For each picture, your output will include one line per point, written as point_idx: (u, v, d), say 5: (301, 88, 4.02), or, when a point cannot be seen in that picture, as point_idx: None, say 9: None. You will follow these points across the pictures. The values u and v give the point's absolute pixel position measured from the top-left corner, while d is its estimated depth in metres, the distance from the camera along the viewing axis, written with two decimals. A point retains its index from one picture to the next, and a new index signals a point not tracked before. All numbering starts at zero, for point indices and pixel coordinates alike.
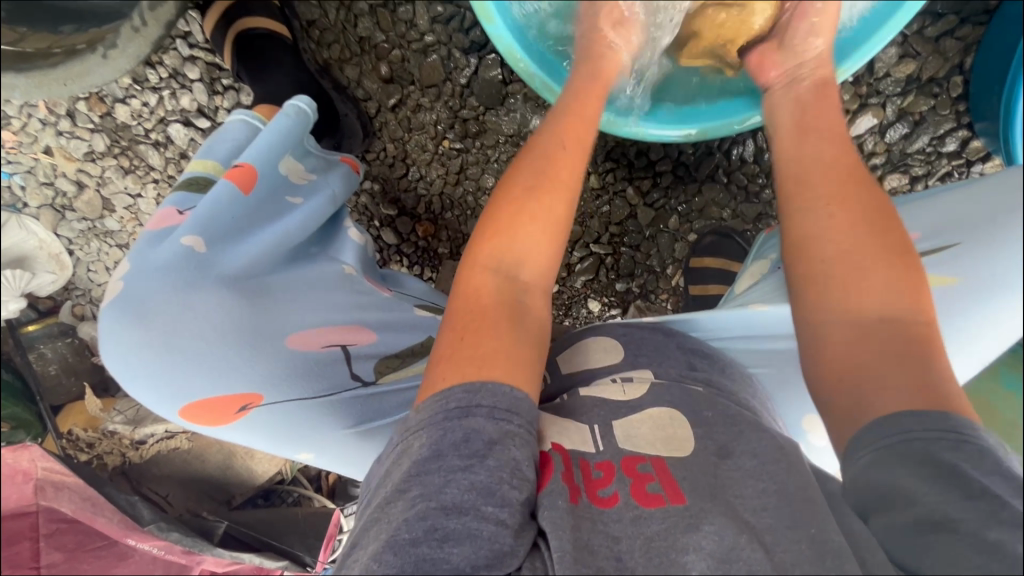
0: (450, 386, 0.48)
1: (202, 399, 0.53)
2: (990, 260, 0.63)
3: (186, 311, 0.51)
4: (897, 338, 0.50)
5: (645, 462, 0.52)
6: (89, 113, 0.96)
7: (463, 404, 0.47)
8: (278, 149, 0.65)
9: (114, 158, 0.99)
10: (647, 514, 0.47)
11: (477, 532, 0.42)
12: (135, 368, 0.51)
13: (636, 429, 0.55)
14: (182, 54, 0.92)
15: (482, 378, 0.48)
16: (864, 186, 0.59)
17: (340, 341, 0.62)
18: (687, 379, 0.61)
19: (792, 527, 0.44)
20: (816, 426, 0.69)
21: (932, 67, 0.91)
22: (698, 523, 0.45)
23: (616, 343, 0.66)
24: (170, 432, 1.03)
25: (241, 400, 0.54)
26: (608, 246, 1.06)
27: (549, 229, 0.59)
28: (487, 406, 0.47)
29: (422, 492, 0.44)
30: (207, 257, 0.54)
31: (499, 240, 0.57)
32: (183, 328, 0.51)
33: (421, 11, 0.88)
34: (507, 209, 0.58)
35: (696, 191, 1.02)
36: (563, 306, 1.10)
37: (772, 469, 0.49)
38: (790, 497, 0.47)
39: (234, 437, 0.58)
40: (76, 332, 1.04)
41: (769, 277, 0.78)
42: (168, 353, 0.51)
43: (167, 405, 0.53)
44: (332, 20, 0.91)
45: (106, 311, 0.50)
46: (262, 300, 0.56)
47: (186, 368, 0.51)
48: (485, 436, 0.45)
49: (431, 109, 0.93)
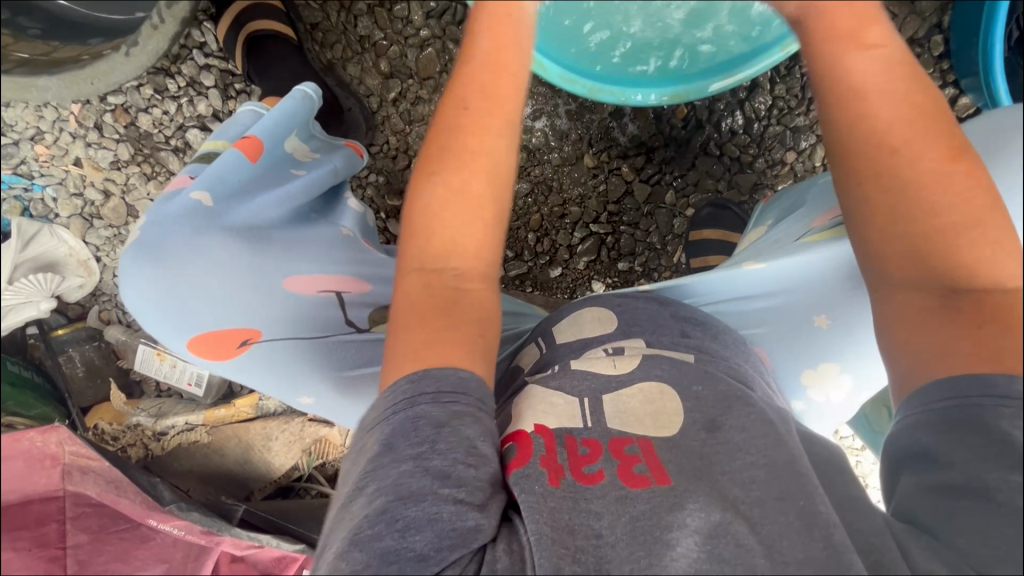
0: (396, 378, 0.49)
1: (204, 332, 0.57)
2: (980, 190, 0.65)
3: (194, 256, 0.55)
4: (973, 306, 0.48)
5: (633, 443, 0.52)
6: (115, 125, 1.03)
7: (406, 395, 0.48)
8: (285, 126, 0.69)
9: (137, 166, 1.05)
10: (635, 494, 0.48)
11: (437, 516, 0.44)
12: (150, 309, 0.56)
13: (628, 403, 0.56)
14: (198, 63, 1.00)
15: (424, 366, 0.49)
16: (929, 140, 0.49)
17: (335, 287, 0.65)
18: (679, 346, 0.62)
19: (780, 498, 0.46)
20: (812, 382, 0.72)
21: (911, 27, 0.93)
22: (683, 502, 0.47)
23: (610, 314, 0.67)
24: (191, 424, 1.06)
25: (242, 334, 0.58)
26: (607, 225, 1.08)
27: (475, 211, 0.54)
28: (431, 392, 0.48)
29: (380, 486, 0.45)
30: (215, 209, 0.58)
31: (417, 240, 0.55)
32: (186, 272, 0.55)
33: (416, 8, 0.94)
34: (421, 212, 0.55)
35: (690, 164, 1.05)
36: (567, 289, 1.12)
37: (762, 444, 0.50)
38: (778, 470, 0.48)
39: (241, 375, 0.62)
40: (102, 337, 1.09)
41: (780, 225, 0.81)
42: (172, 293, 0.55)
43: (176, 338, 0.58)
44: (333, 22, 0.97)
45: (127, 253, 0.55)
46: (261, 247, 0.59)
47: (196, 299, 0.55)
48: (432, 421, 0.47)
49: (430, 101, 0.98)
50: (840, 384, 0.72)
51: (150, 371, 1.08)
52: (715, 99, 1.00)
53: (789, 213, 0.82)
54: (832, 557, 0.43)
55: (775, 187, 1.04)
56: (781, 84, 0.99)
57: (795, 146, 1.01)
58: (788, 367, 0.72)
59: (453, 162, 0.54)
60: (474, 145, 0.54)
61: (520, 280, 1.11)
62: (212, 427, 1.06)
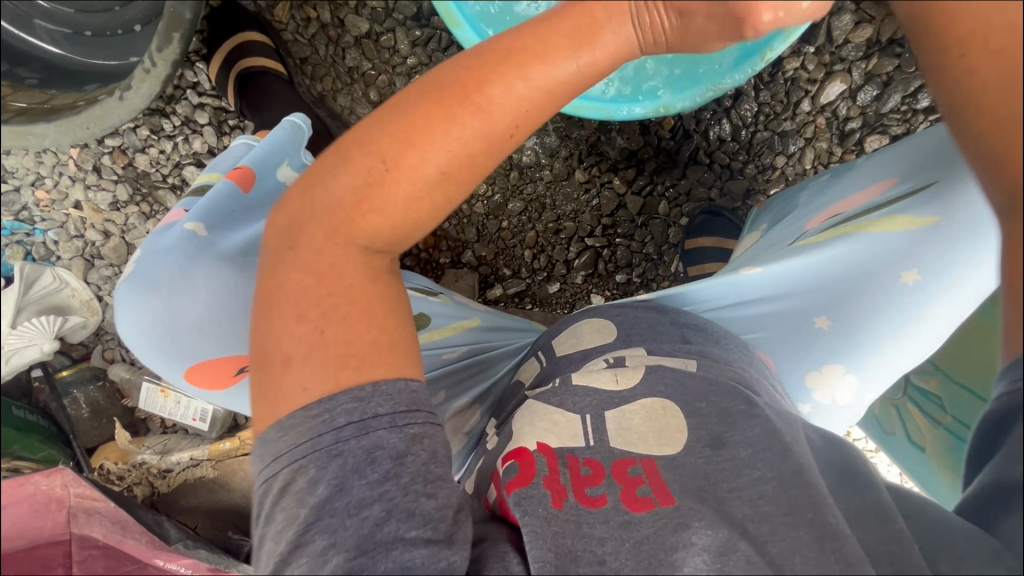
0: (334, 397, 0.44)
1: (213, 358, 0.58)
2: None
3: (190, 281, 0.56)
4: None
5: (635, 463, 0.52)
6: (113, 166, 1.05)
7: (356, 418, 0.44)
8: (277, 158, 0.71)
9: (136, 205, 1.07)
10: (638, 518, 0.48)
11: (410, 564, 0.42)
12: (144, 341, 0.57)
13: (630, 420, 0.55)
14: (192, 102, 1.02)
15: (368, 381, 0.45)
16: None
17: None
18: (680, 352, 0.61)
19: (789, 512, 0.46)
20: (818, 383, 0.70)
21: (889, 29, 0.94)
22: (688, 522, 0.47)
23: (609, 324, 0.67)
24: (195, 460, 1.05)
25: (238, 362, 0.59)
26: (602, 238, 1.09)
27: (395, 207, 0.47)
28: (386, 415, 0.45)
29: (335, 542, 0.42)
30: (209, 238, 0.59)
31: (362, 207, 0.46)
32: (180, 304, 0.55)
33: (401, 37, 0.96)
34: (374, 171, 0.46)
35: (681, 174, 1.05)
36: (567, 303, 1.13)
37: (767, 457, 0.50)
38: (786, 483, 0.48)
39: (236, 400, 0.63)
40: (107, 375, 1.10)
41: (773, 232, 0.81)
42: (163, 323, 0.55)
43: (174, 369, 0.59)
44: (322, 56, 0.99)
45: (123, 285, 0.56)
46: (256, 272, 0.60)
47: (188, 329, 0.56)
48: (389, 450, 0.44)
49: None
50: (845, 387, 0.69)
51: (156, 410, 1.09)
52: (702, 109, 1.01)
53: (783, 218, 0.83)
54: (848, 568, 0.43)
55: (767, 192, 1.05)
56: (766, 91, 0.99)
57: (784, 150, 1.01)
58: (792, 373, 0.70)
59: (424, 144, 0.45)
60: (485, 143, 0.47)
61: (519, 297, 1.13)
62: (216, 460, 1.06)
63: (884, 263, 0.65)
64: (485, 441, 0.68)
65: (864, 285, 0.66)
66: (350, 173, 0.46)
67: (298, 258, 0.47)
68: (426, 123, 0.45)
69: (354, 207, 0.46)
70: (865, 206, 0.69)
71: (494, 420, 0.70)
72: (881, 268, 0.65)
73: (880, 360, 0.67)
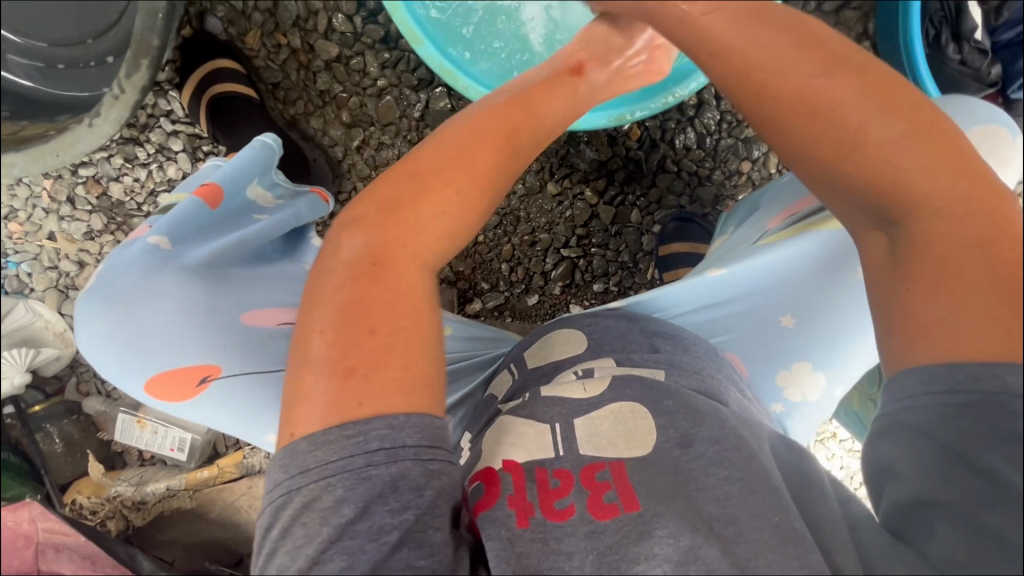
0: (370, 421, 0.44)
1: (167, 369, 0.57)
2: None
3: (153, 293, 0.56)
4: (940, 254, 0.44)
5: (604, 468, 0.52)
6: (87, 196, 1.05)
7: (388, 444, 0.44)
8: (245, 175, 0.72)
9: (111, 234, 1.07)
10: (603, 526, 0.48)
11: None
12: (102, 355, 0.56)
13: (600, 426, 0.55)
14: (166, 130, 1.03)
15: (405, 410, 0.45)
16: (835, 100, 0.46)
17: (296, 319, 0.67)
18: (649, 362, 0.61)
19: (755, 515, 0.46)
20: (788, 382, 0.71)
21: None
22: (650, 530, 0.47)
23: (579, 334, 0.67)
24: (173, 490, 1.05)
25: (202, 371, 0.59)
26: (577, 249, 1.10)
27: (453, 209, 0.54)
28: (412, 446, 0.45)
29: None
30: (173, 251, 0.59)
31: (427, 228, 0.52)
32: (141, 315, 0.55)
33: (371, 60, 0.99)
34: (435, 195, 0.53)
35: (650, 183, 1.08)
36: (546, 315, 1.13)
37: (733, 457, 0.50)
38: (754, 485, 0.48)
39: (201, 412, 0.63)
40: (82, 409, 1.09)
41: (738, 233, 0.83)
42: (124, 336, 0.55)
43: (132, 380, 0.58)
44: (293, 80, 1.01)
45: (82, 299, 0.55)
46: (225, 286, 0.62)
47: (151, 341, 0.56)
48: (411, 483, 0.44)
49: (392, 146, 1.01)
50: (814, 384, 0.70)
51: (132, 441, 1.07)
52: (666, 118, 1.04)
53: (747, 218, 0.84)
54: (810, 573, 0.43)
55: (736, 197, 1.07)
56: (726, 99, 1.03)
57: (748, 155, 1.04)
58: (762, 373, 0.71)
59: (472, 173, 0.55)
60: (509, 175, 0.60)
61: (498, 310, 1.13)
62: (194, 490, 1.06)
63: (839, 261, 0.67)
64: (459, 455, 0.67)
65: (832, 281, 0.67)
66: (415, 201, 0.53)
67: (365, 274, 0.49)
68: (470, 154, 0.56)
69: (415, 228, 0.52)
70: (818, 204, 0.70)
71: (468, 432, 0.70)
72: (838, 262, 0.67)
73: (849, 356, 0.69)
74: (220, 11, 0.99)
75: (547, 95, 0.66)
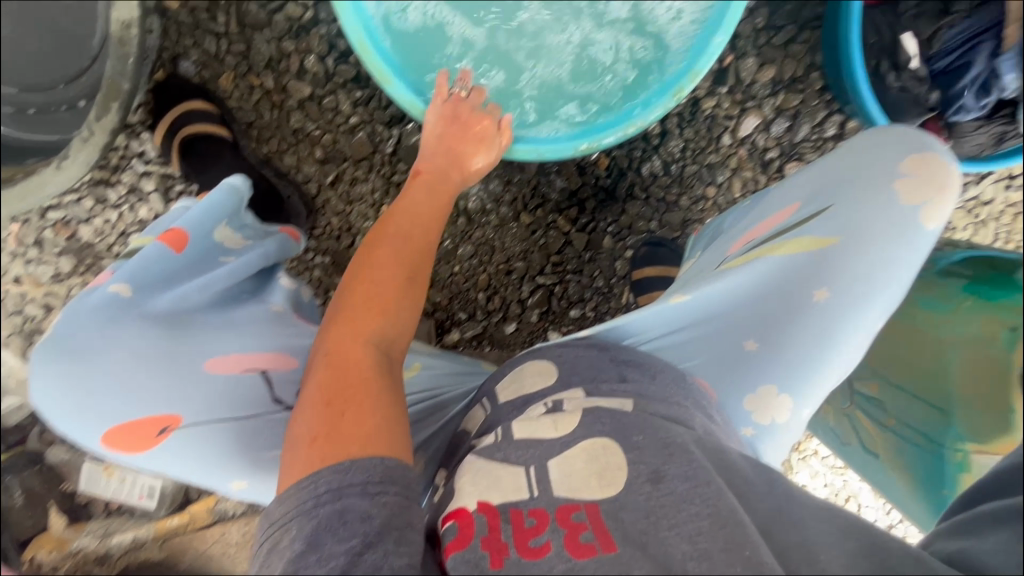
0: (318, 470, 0.49)
1: (126, 421, 0.59)
2: (860, 215, 0.65)
3: (111, 342, 0.58)
4: None
5: (579, 509, 0.52)
6: (55, 239, 1.04)
7: (334, 486, 0.48)
8: (211, 220, 0.73)
9: (79, 277, 1.05)
10: (580, 565, 0.47)
11: None
12: (59, 405, 0.57)
13: (573, 465, 0.55)
14: (138, 171, 1.03)
15: (350, 457, 0.49)
16: None
17: (260, 365, 0.66)
18: (618, 393, 0.62)
19: (726, 549, 0.46)
20: (756, 405, 0.70)
21: (789, 68, 1.04)
22: (627, 570, 0.45)
23: (551, 365, 0.67)
24: (138, 542, 1.03)
25: (160, 422, 0.60)
26: (553, 276, 1.12)
27: (386, 294, 0.64)
28: (359, 484, 0.48)
29: None
30: (134, 300, 0.61)
31: (357, 319, 0.61)
32: (96, 366, 0.57)
33: (343, 99, 1.01)
34: (360, 292, 0.64)
35: (621, 209, 1.10)
36: (524, 343, 1.14)
37: (703, 492, 0.50)
38: (723, 519, 0.48)
39: (161, 462, 0.63)
40: (45, 458, 1.02)
41: (703, 256, 0.85)
42: (79, 387, 0.57)
43: (90, 432, 0.59)
44: (266, 120, 1.03)
45: (41, 351, 0.57)
46: (180, 332, 0.62)
47: (106, 392, 0.57)
48: (358, 512, 0.47)
49: (366, 180, 1.03)
50: (782, 408, 0.69)
51: (96, 492, 1.02)
52: (632, 148, 1.08)
53: (712, 242, 0.87)
54: None
55: (703, 221, 1.10)
56: (688, 128, 1.07)
57: (713, 181, 1.08)
58: (730, 399, 0.71)
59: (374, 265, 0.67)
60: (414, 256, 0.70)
61: (476, 339, 1.13)
62: (163, 540, 1.04)
63: (797, 283, 0.67)
64: (435, 493, 0.66)
65: (789, 310, 0.68)
66: (343, 305, 0.63)
67: (325, 359, 0.59)
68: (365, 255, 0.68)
69: (353, 320, 0.61)
70: (772, 232, 0.72)
71: (443, 470, 0.68)
72: (792, 289, 0.68)
73: (819, 380, 0.67)
74: (194, 55, 1.00)
75: (414, 188, 0.80)
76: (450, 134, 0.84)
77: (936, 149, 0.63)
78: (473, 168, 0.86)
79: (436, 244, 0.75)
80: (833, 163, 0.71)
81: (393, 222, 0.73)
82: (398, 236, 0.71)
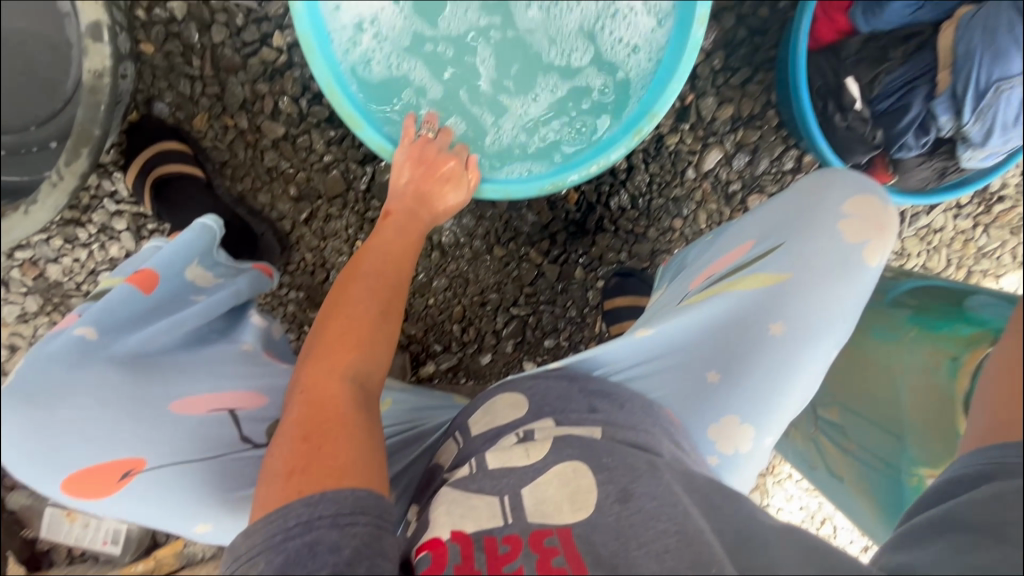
0: (289, 502, 0.48)
1: (86, 467, 0.58)
2: (808, 252, 0.68)
3: (73, 386, 0.58)
4: None
5: (552, 535, 0.52)
6: (22, 278, 1.03)
7: (303, 518, 0.47)
8: (181, 260, 0.73)
9: (47, 316, 1.04)
10: None
11: None
12: (16, 451, 0.57)
13: (546, 492, 0.56)
14: (109, 210, 1.03)
15: (321, 489, 0.48)
16: None
17: (227, 405, 0.67)
18: (586, 421, 0.64)
19: (691, 568, 0.47)
20: (719, 435, 0.72)
21: (747, 106, 1.10)
22: None
23: (521, 398, 0.68)
24: None
25: (124, 466, 0.59)
26: (526, 307, 1.13)
27: (359, 330, 0.65)
28: (329, 515, 0.47)
29: None
30: (99, 341, 0.61)
31: (332, 357, 0.62)
32: (57, 411, 0.57)
33: (317, 138, 1.03)
34: (334, 330, 0.65)
35: (591, 241, 1.13)
36: (500, 373, 1.15)
37: (670, 511, 0.52)
38: (689, 538, 0.49)
39: (123, 508, 0.62)
40: (5, 503, 1.00)
41: (667, 291, 0.88)
42: (39, 432, 0.56)
43: (49, 479, 0.59)
44: (241, 159, 1.04)
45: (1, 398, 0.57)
46: (146, 374, 0.62)
47: (65, 437, 0.57)
48: (326, 543, 0.45)
49: (341, 217, 1.05)
50: (745, 436, 0.72)
51: (59, 538, 1.00)
52: (600, 182, 1.11)
53: (676, 276, 0.90)
54: None
55: (671, 251, 1.14)
56: (654, 163, 1.11)
57: (679, 213, 1.12)
58: (696, 428, 0.73)
59: (349, 304, 0.68)
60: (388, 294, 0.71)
61: (452, 371, 1.14)
62: None
63: (756, 316, 0.70)
64: (406, 528, 0.67)
65: (749, 342, 0.70)
66: (319, 343, 0.64)
67: (302, 397, 0.59)
68: (339, 296, 0.70)
69: (328, 358, 0.62)
70: (731, 267, 0.75)
71: (415, 505, 0.68)
72: (751, 321, 0.70)
73: (783, 407, 0.70)
74: (168, 97, 1.02)
75: (386, 228, 0.83)
76: (418, 176, 0.86)
77: (872, 191, 0.68)
78: (442, 207, 0.88)
79: (407, 280, 0.77)
80: (780, 203, 0.75)
81: (365, 261, 0.75)
82: (368, 275, 0.72)
